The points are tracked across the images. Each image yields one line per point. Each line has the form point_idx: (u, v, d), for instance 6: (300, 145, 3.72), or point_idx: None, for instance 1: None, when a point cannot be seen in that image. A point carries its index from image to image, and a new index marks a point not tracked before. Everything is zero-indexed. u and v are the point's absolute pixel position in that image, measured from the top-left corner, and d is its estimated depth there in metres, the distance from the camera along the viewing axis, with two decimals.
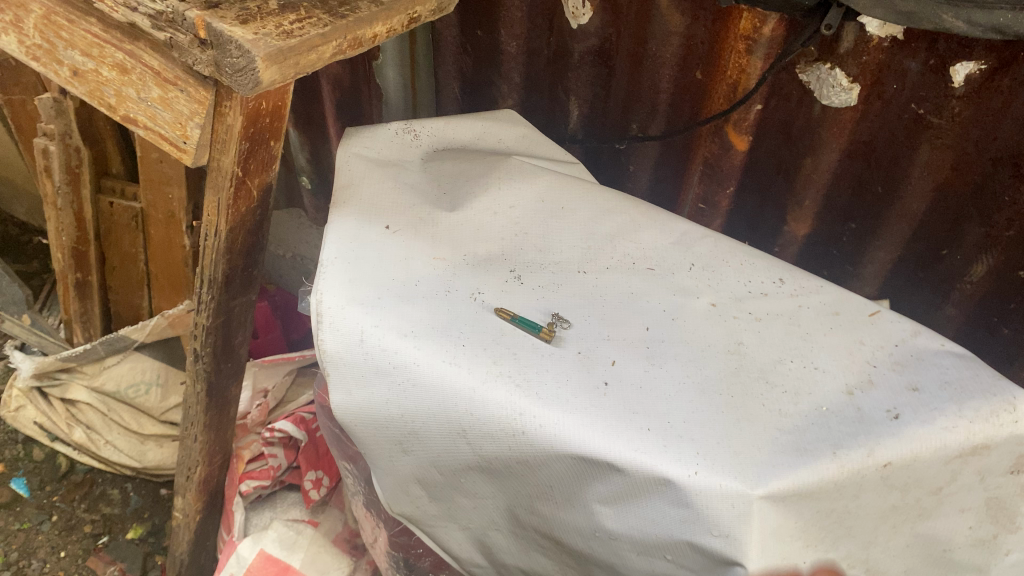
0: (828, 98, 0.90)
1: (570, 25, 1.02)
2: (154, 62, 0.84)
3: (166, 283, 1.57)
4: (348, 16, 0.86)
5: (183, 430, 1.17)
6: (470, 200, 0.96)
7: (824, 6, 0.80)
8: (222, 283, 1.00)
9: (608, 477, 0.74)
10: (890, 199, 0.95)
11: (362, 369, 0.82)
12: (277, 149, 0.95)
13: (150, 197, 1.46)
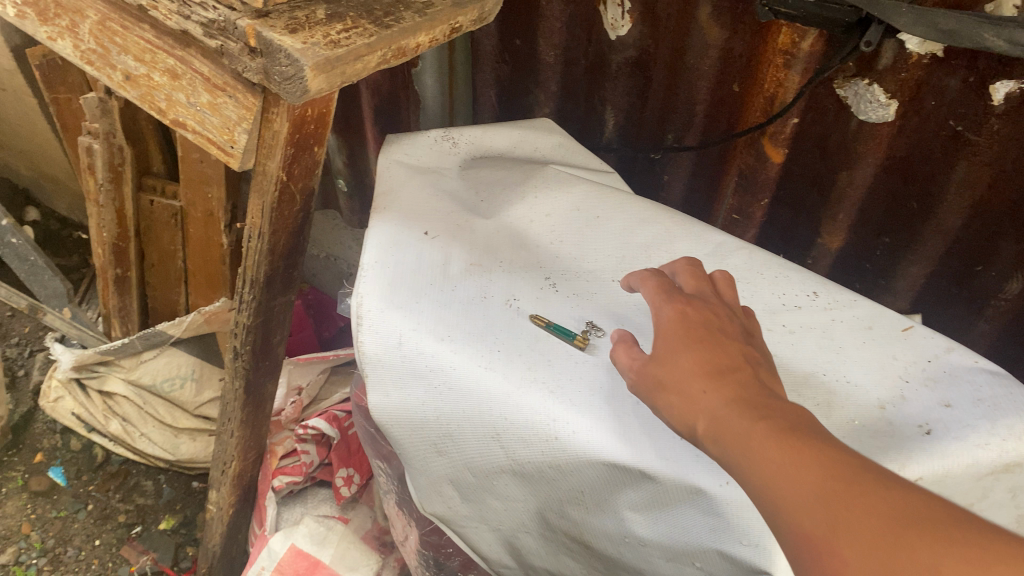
0: (865, 113, 0.91)
1: (608, 36, 1.04)
2: (205, 68, 0.86)
3: (203, 279, 1.61)
4: (393, 26, 0.88)
5: (222, 426, 1.20)
6: (507, 209, 0.98)
7: (863, 23, 0.82)
8: (263, 284, 1.03)
9: (640, 485, 0.77)
10: (926, 214, 0.95)
11: (400, 371, 0.84)
12: (320, 155, 0.97)
13: (190, 196, 1.49)
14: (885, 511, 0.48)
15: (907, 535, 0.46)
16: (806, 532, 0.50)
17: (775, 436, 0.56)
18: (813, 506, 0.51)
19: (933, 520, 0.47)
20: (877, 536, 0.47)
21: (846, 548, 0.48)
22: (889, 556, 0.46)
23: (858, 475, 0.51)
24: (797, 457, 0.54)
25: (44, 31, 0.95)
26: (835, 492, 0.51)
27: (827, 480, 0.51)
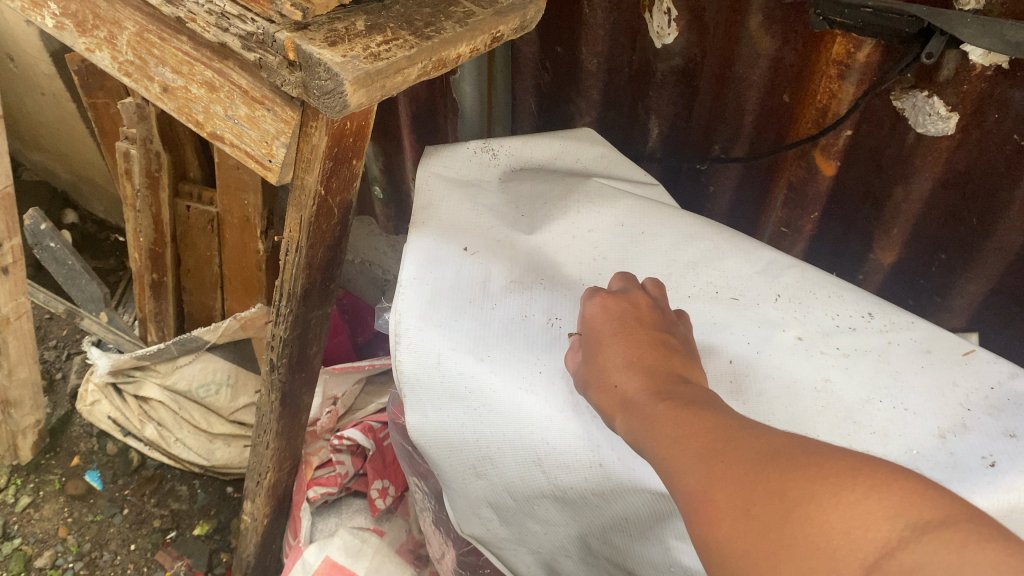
0: (923, 126, 0.87)
1: (653, 45, 1.01)
2: (243, 81, 0.85)
3: (238, 284, 1.60)
4: (433, 37, 0.85)
5: (257, 436, 1.19)
6: (549, 223, 0.95)
7: (924, 34, 0.78)
8: (301, 297, 1.01)
9: (688, 515, 0.75)
10: (986, 231, 0.91)
11: (439, 393, 0.83)
12: (358, 167, 0.96)
13: (226, 202, 1.48)
14: (752, 454, 0.50)
15: (763, 472, 0.48)
16: (688, 490, 0.52)
17: (670, 413, 0.59)
18: (696, 464, 0.52)
19: (789, 453, 0.49)
20: (744, 477, 0.49)
21: (721, 493, 0.49)
22: (751, 491, 0.47)
23: (737, 431, 0.53)
24: (686, 427, 0.56)
25: (82, 43, 0.94)
26: (712, 449, 0.52)
27: (707, 441, 0.53)
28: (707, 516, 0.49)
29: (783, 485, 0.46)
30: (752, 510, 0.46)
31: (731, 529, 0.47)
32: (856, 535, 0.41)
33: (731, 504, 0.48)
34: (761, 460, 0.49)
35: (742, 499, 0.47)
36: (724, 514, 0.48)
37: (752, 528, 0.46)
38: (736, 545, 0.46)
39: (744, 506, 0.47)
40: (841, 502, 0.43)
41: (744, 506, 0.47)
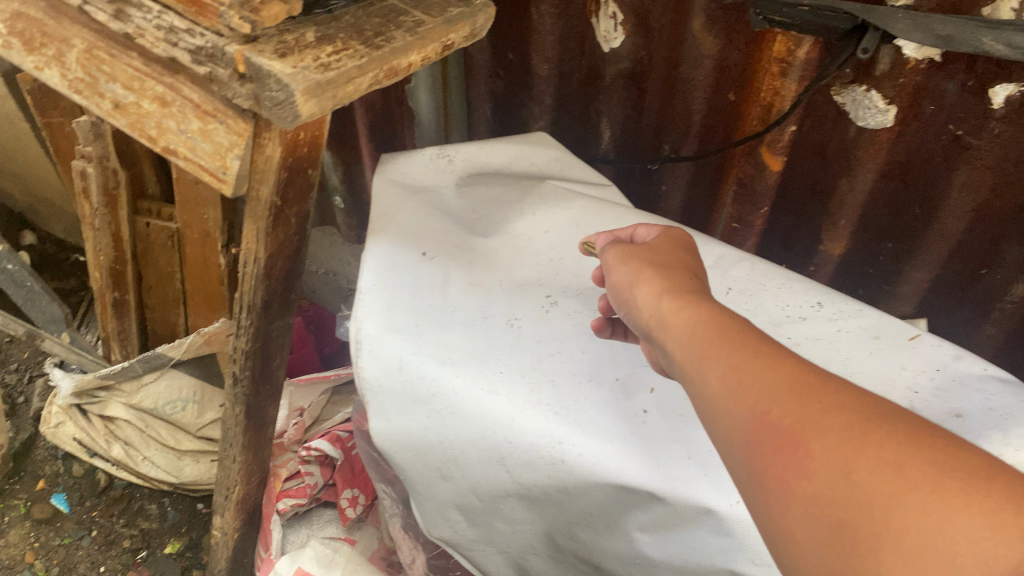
0: (863, 119, 0.90)
1: (601, 49, 1.03)
2: (194, 94, 0.86)
3: (200, 300, 1.59)
4: (384, 47, 0.87)
5: (223, 450, 1.19)
6: (506, 226, 0.97)
7: (859, 31, 0.81)
8: (261, 308, 1.02)
9: (648, 506, 0.76)
10: (928, 219, 0.94)
11: (401, 397, 0.82)
12: (314, 177, 0.96)
13: (185, 217, 1.45)
14: (862, 414, 0.48)
15: (861, 448, 0.46)
16: (770, 428, 0.50)
17: (746, 344, 0.57)
18: (775, 402, 0.51)
19: (905, 427, 0.47)
20: (849, 438, 0.47)
21: (817, 443, 0.47)
22: (857, 454, 0.46)
23: (829, 381, 0.52)
24: (771, 361, 0.54)
25: (31, 61, 0.94)
26: (807, 391, 0.51)
27: (797, 384, 0.52)
28: (796, 460, 0.48)
29: (900, 462, 0.44)
30: (854, 477, 0.45)
31: (828, 488, 0.46)
32: (981, 546, 0.40)
33: (829, 461, 0.46)
34: (868, 421, 0.47)
35: (841, 458, 0.46)
36: (821, 469, 0.46)
37: (849, 499, 0.45)
38: (823, 508, 0.45)
39: (844, 468, 0.46)
40: (969, 507, 0.42)
41: (846, 469, 0.46)
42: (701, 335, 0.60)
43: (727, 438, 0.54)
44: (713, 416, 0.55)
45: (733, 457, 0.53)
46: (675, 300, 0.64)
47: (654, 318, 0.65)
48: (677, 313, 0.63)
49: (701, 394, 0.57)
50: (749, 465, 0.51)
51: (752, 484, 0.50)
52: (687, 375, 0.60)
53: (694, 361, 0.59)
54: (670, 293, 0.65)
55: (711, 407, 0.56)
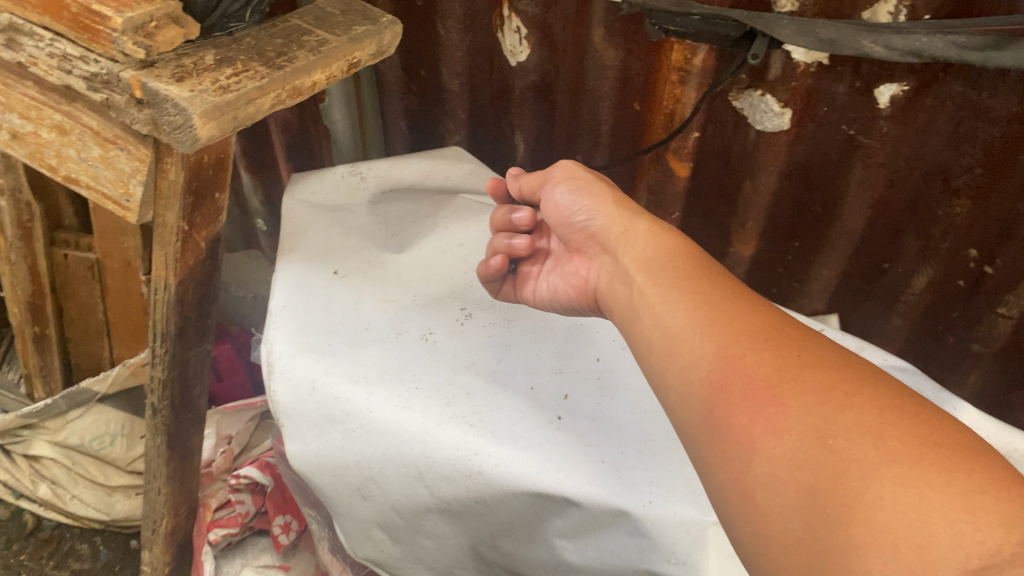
0: (761, 123, 0.92)
1: (508, 63, 1.04)
2: (93, 122, 0.85)
3: (124, 329, 1.52)
4: (285, 67, 0.86)
5: (147, 483, 1.16)
6: (419, 240, 0.98)
7: (748, 37, 0.83)
8: (175, 335, 1.00)
9: (566, 512, 0.76)
10: (830, 217, 0.97)
11: (316, 418, 0.82)
12: (223, 200, 0.96)
13: (105, 247, 1.42)
14: (847, 378, 0.53)
15: (838, 415, 0.50)
16: (741, 376, 0.56)
17: (728, 295, 0.65)
18: (746, 347, 0.58)
19: (884, 395, 0.51)
20: (830, 397, 0.51)
21: (792, 400, 0.52)
22: (836, 419, 0.50)
23: (809, 341, 0.58)
24: (747, 311, 0.62)
25: None
26: (782, 345, 0.57)
27: (774, 336, 0.58)
28: (764, 408, 0.53)
29: (882, 432, 0.48)
30: (829, 442, 0.49)
31: (799, 450, 0.50)
32: (958, 528, 0.42)
33: (804, 419, 0.51)
34: (849, 383, 0.52)
35: (820, 420, 0.50)
36: (795, 428, 0.51)
37: (822, 460, 0.48)
38: (796, 467, 0.49)
39: (821, 432, 0.49)
40: (948, 486, 0.44)
41: (824, 432, 0.49)
42: (680, 262, 0.71)
43: (687, 371, 0.61)
44: (677, 341, 0.63)
45: (691, 389, 0.59)
46: (653, 228, 0.78)
47: (627, 230, 0.79)
48: (654, 237, 0.76)
49: (666, 322, 0.66)
50: (711, 402, 0.57)
51: (707, 416, 0.57)
52: (653, 288, 0.70)
53: (668, 278, 0.69)
54: (646, 220, 0.79)
55: (680, 340, 0.63)
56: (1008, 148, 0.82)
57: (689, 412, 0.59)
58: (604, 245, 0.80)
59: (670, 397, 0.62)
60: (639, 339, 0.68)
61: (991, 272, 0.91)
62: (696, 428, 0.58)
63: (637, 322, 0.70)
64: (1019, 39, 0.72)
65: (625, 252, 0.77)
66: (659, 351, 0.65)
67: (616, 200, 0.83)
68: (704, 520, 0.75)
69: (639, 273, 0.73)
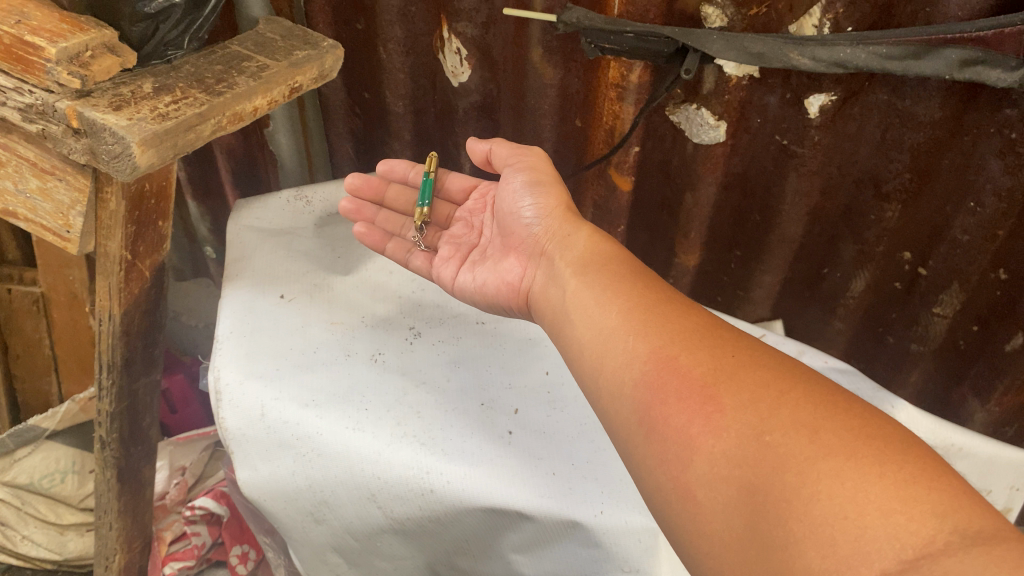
0: (698, 136, 0.94)
1: (451, 84, 1.06)
2: (30, 153, 0.83)
3: (73, 363, 1.44)
4: (226, 93, 0.86)
5: (97, 519, 1.13)
6: (365, 262, 0.98)
7: (681, 53, 0.85)
8: (122, 367, 0.99)
9: (519, 526, 0.77)
10: (768, 225, 1.00)
11: (265, 444, 0.80)
12: (166, 228, 0.95)
13: (49, 280, 1.36)
14: (780, 376, 0.55)
15: (773, 411, 0.52)
16: (676, 375, 0.58)
17: (661, 298, 0.67)
18: (680, 347, 0.60)
19: (818, 391, 0.53)
20: (763, 395, 0.53)
21: (727, 398, 0.54)
22: (772, 416, 0.51)
23: (742, 342, 0.60)
24: (679, 313, 0.64)
25: None
26: (715, 346, 0.59)
27: (707, 337, 0.60)
28: (699, 406, 0.55)
29: (818, 426, 0.49)
30: (766, 438, 0.50)
31: (738, 448, 0.51)
32: (893, 518, 0.43)
33: (741, 416, 0.52)
34: (782, 381, 0.54)
35: (757, 418, 0.52)
36: (732, 425, 0.52)
37: (758, 456, 0.50)
38: (734, 464, 0.51)
39: (758, 429, 0.51)
40: (882, 477, 0.45)
41: (760, 430, 0.51)
42: (619, 267, 0.73)
43: (621, 372, 0.62)
44: (612, 342, 0.65)
45: (625, 390, 0.61)
46: (594, 234, 0.79)
47: (568, 235, 0.80)
48: (594, 242, 0.78)
49: (601, 325, 0.67)
50: (646, 402, 0.58)
51: (643, 416, 0.58)
52: (589, 289, 0.71)
53: (603, 280, 0.71)
54: (589, 225, 0.80)
55: (614, 341, 0.64)
56: (932, 152, 0.85)
57: (623, 413, 0.60)
58: (546, 248, 0.81)
59: (604, 399, 0.63)
60: (573, 339, 0.70)
61: (924, 274, 0.95)
62: (630, 429, 0.59)
63: (572, 323, 0.71)
64: (938, 49, 0.75)
65: (563, 256, 0.78)
66: (594, 352, 0.66)
67: (567, 207, 0.84)
68: (655, 528, 0.76)
69: (575, 275, 0.74)
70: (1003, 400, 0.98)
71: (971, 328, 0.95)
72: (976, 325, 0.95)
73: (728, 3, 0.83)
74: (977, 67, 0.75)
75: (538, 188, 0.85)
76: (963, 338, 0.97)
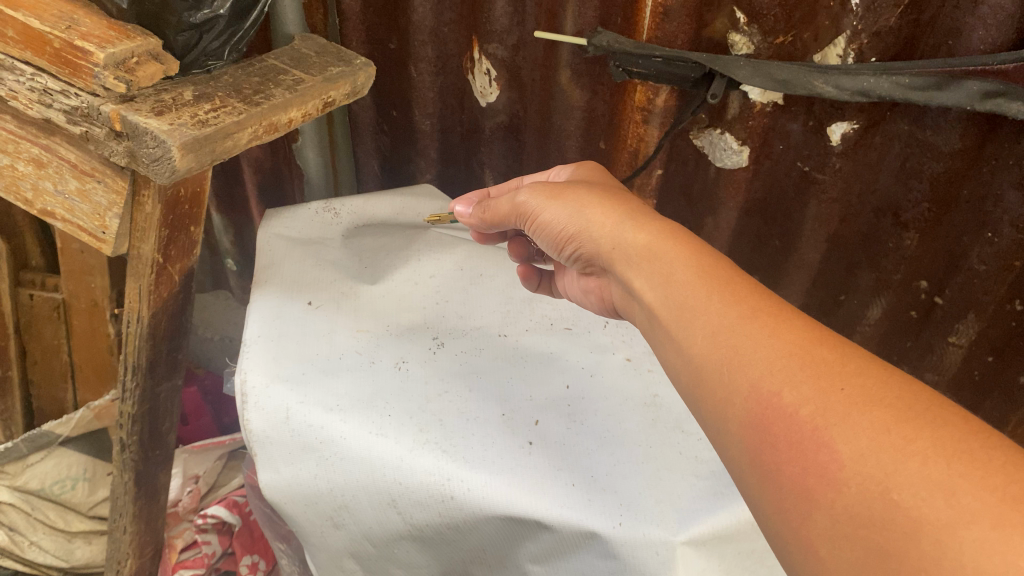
0: (721, 160, 0.98)
1: (479, 104, 1.09)
2: (71, 155, 0.86)
3: (91, 372, 1.32)
4: (263, 103, 0.88)
5: (111, 523, 1.13)
6: (392, 272, 1.01)
7: (707, 79, 0.88)
8: (146, 370, 1.01)
9: (537, 536, 0.77)
10: (788, 250, 1.02)
11: (289, 446, 0.81)
12: (197, 234, 0.97)
13: (71, 287, 1.24)
14: (901, 417, 0.47)
15: (903, 459, 0.44)
16: (783, 418, 0.51)
17: (750, 310, 0.59)
18: (780, 380, 0.53)
19: (951, 432, 0.45)
20: (886, 443, 0.46)
21: (843, 444, 0.47)
22: (898, 470, 0.44)
23: (851, 366, 0.52)
24: (774, 331, 0.56)
25: None
26: (822, 373, 0.51)
27: (810, 364, 0.53)
28: (812, 454, 0.48)
29: (952, 486, 0.42)
30: (892, 497, 0.43)
31: (861, 504, 0.45)
32: None
33: (863, 469, 0.45)
34: (907, 422, 0.46)
35: (879, 470, 0.45)
36: (853, 479, 0.46)
37: (886, 517, 0.43)
38: (858, 523, 0.44)
39: (883, 485, 0.44)
40: None
41: (886, 485, 0.44)
42: (691, 276, 0.65)
43: (723, 409, 0.56)
44: (705, 373, 0.58)
45: (731, 429, 0.55)
46: (642, 233, 0.72)
47: (614, 247, 0.73)
48: (648, 244, 0.71)
49: (692, 355, 0.61)
50: (754, 444, 0.53)
51: (755, 459, 0.52)
52: (668, 311, 0.65)
53: (683, 293, 0.64)
54: (632, 221, 0.73)
55: (709, 373, 0.58)
56: (951, 182, 0.86)
57: (734, 451, 0.55)
58: (603, 264, 0.75)
59: (711, 433, 0.58)
60: (668, 364, 0.64)
61: (941, 303, 0.95)
62: (743, 468, 0.53)
63: (664, 345, 0.65)
64: (959, 81, 0.77)
65: (625, 273, 0.72)
66: (692, 381, 0.60)
67: (587, 205, 0.77)
68: (672, 540, 0.76)
69: (647, 291, 0.68)
70: (1017, 433, 1.01)
71: (986, 358, 0.97)
72: (991, 355, 0.96)
73: (755, 31, 0.86)
74: (999, 99, 0.76)
75: (553, 199, 0.79)
76: (978, 368, 0.98)
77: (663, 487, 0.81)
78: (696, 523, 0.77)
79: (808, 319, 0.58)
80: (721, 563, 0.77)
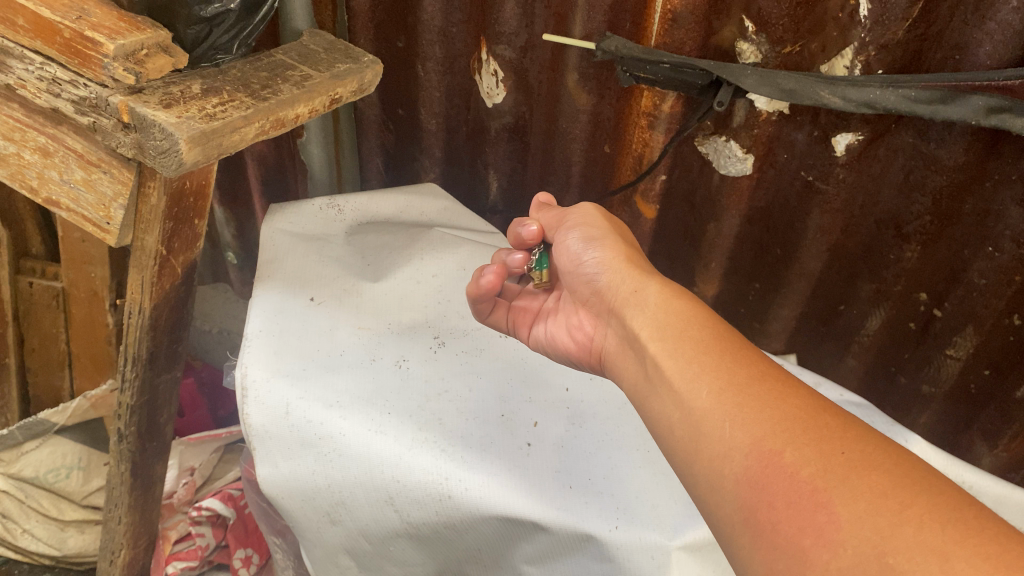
0: (726, 167, 0.98)
1: (485, 104, 1.09)
2: (78, 145, 0.86)
3: (88, 362, 1.31)
4: (270, 98, 0.88)
5: (106, 513, 1.13)
6: (392, 270, 1.01)
7: (714, 86, 0.89)
8: (146, 360, 1.01)
9: (534, 537, 0.78)
10: (789, 259, 1.02)
11: (288, 441, 0.82)
12: (201, 227, 0.97)
13: (71, 275, 1.24)
14: (898, 484, 0.48)
15: (900, 525, 0.46)
16: (783, 477, 0.52)
17: (757, 376, 0.60)
18: (784, 440, 0.54)
19: (943, 499, 0.47)
20: (883, 507, 0.47)
21: (842, 506, 0.48)
22: (894, 535, 0.45)
23: (850, 436, 0.53)
24: (778, 398, 0.57)
25: None
26: (825, 439, 0.53)
27: (813, 429, 0.54)
28: (810, 514, 0.49)
29: (947, 552, 0.43)
30: (888, 561, 0.44)
31: (857, 566, 0.45)
32: None
33: (861, 530, 0.46)
34: (901, 489, 0.48)
35: (875, 534, 0.46)
36: (850, 541, 0.46)
37: None
38: None
39: (879, 548, 0.45)
40: None
41: (881, 549, 0.45)
42: (707, 335, 0.66)
43: (719, 465, 0.56)
44: (705, 427, 0.59)
45: (727, 484, 0.55)
46: (667, 289, 0.74)
47: (636, 291, 0.75)
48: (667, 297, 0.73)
49: (690, 407, 0.61)
50: (750, 501, 0.53)
51: (748, 518, 0.53)
52: (673, 363, 0.65)
53: (688, 352, 0.65)
54: (660, 278, 0.76)
55: (709, 425, 0.59)
56: (954, 197, 0.87)
57: (725, 510, 0.55)
58: (615, 309, 0.77)
59: (703, 491, 0.57)
60: (664, 416, 0.64)
61: (939, 315, 0.96)
62: (735, 529, 0.53)
63: (660, 396, 0.65)
64: (965, 96, 0.77)
65: (635, 317, 0.73)
66: (685, 437, 0.61)
67: (627, 259, 0.80)
68: (668, 545, 0.77)
69: (652, 341, 0.69)
70: (1011, 446, 1.01)
71: (983, 372, 0.97)
72: (988, 369, 0.96)
73: (764, 40, 0.87)
74: (1003, 114, 0.76)
75: (598, 244, 0.82)
76: (974, 382, 0.99)
77: (659, 491, 0.81)
78: (693, 528, 0.78)
79: (810, 390, 0.60)
80: (716, 568, 0.78)
